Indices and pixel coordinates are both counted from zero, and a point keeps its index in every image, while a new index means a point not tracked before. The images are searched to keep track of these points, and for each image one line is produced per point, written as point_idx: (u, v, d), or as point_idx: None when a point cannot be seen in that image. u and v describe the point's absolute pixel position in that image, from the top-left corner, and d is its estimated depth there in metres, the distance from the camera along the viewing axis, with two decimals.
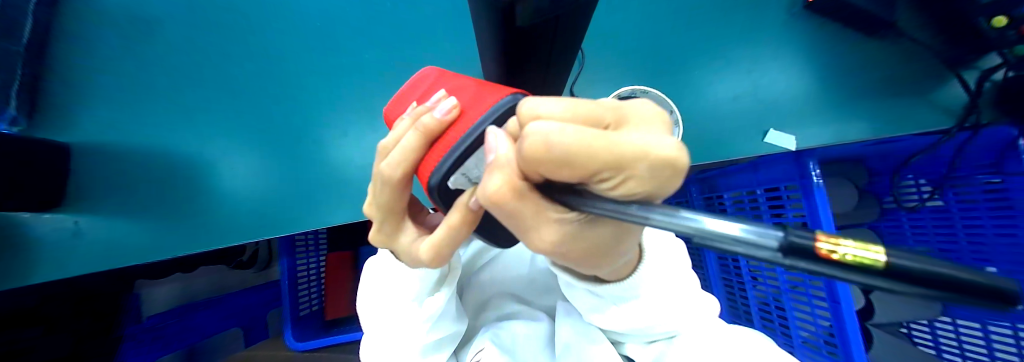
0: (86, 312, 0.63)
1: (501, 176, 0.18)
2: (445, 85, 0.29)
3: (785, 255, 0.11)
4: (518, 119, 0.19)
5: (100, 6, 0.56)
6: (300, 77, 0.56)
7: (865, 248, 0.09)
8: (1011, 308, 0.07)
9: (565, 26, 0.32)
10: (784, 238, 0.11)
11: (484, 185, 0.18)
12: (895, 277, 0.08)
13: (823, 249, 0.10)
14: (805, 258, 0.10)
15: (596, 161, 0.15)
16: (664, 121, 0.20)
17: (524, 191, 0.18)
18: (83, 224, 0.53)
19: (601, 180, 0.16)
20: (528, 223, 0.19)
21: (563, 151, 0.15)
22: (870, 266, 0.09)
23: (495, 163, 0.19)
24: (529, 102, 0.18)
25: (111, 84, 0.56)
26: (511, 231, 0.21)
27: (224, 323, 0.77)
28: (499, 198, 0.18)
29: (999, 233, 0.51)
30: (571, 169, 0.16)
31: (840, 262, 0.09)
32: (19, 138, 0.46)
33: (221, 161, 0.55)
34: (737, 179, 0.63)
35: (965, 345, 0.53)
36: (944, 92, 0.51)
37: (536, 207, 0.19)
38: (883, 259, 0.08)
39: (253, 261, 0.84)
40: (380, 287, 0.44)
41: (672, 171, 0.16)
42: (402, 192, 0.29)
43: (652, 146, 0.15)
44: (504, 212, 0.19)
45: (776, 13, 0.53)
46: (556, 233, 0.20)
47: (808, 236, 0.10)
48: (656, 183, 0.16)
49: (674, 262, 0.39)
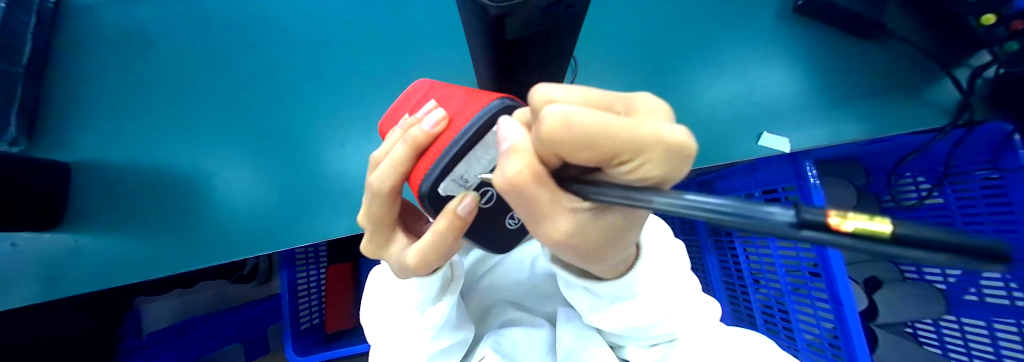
0: (84, 308, 0.64)
1: (520, 160, 0.19)
2: (434, 96, 0.29)
3: (798, 228, 0.10)
4: (531, 108, 0.19)
5: (96, 23, 0.57)
6: (296, 87, 0.56)
7: (872, 220, 0.09)
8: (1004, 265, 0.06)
9: (558, 36, 0.32)
10: (796, 214, 0.10)
11: (502, 169, 0.19)
12: (902, 248, 0.08)
13: (832, 221, 0.10)
14: (818, 234, 0.10)
15: (616, 143, 0.16)
16: (668, 112, 0.21)
17: (543, 176, 0.19)
18: (81, 241, 0.54)
19: (618, 164, 0.17)
20: (544, 211, 0.19)
21: (586, 131, 0.16)
22: (879, 236, 0.09)
23: (512, 149, 0.19)
24: (541, 88, 0.18)
25: (110, 103, 0.56)
26: (522, 220, 0.21)
27: (223, 339, 0.75)
28: (518, 182, 0.18)
29: (999, 228, 0.51)
30: (591, 150, 0.16)
31: (849, 234, 0.09)
32: (32, 160, 0.48)
33: (218, 176, 0.55)
34: (736, 182, 0.64)
35: (970, 344, 0.53)
36: (938, 92, 0.51)
37: (552, 193, 0.19)
38: (889, 230, 0.08)
39: (253, 274, 0.83)
40: (380, 299, 0.44)
41: (683, 156, 0.17)
42: (393, 203, 0.30)
43: (665, 132, 0.16)
44: (521, 197, 0.19)
45: (766, 16, 0.54)
46: (571, 222, 0.20)
47: (820, 211, 0.10)
48: (670, 167, 0.17)
49: (673, 264, 0.38)
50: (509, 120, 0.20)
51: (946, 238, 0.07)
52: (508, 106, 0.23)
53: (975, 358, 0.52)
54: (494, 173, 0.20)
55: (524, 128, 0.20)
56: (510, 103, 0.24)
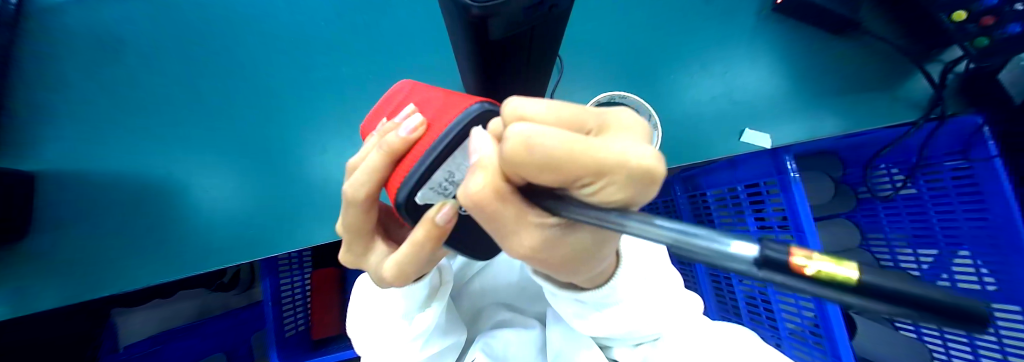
0: (78, 311, 0.66)
1: (483, 176, 0.18)
2: (414, 99, 0.28)
3: (761, 267, 0.11)
4: (502, 121, 0.19)
5: (59, 26, 0.54)
6: (274, 90, 0.54)
7: (840, 265, 0.09)
8: (982, 331, 0.07)
9: (540, 36, 0.31)
10: (761, 253, 0.11)
11: (465, 185, 0.18)
12: (865, 295, 0.09)
13: (798, 263, 0.10)
14: (780, 274, 0.11)
15: (577, 167, 0.16)
16: (645, 131, 0.20)
17: (506, 193, 0.18)
18: (50, 255, 0.52)
19: (582, 185, 0.17)
20: (508, 228, 0.19)
21: (546, 155, 0.16)
22: (845, 282, 0.09)
23: (479, 164, 0.19)
24: (512, 102, 0.19)
25: (76, 110, 0.54)
26: (491, 236, 0.21)
27: (206, 348, 0.74)
28: (480, 200, 0.18)
29: (969, 217, 0.54)
30: (554, 173, 0.16)
31: (816, 278, 0.10)
32: None
33: (194, 183, 0.53)
34: (718, 177, 0.65)
35: (943, 328, 0.56)
36: (910, 87, 0.52)
37: (517, 211, 0.19)
38: (855, 276, 0.09)
39: (234, 282, 0.81)
40: (364, 308, 0.42)
41: (649, 180, 0.16)
42: (370, 211, 0.29)
43: (630, 155, 0.16)
44: (484, 214, 0.19)
45: (748, 12, 0.54)
46: (536, 237, 0.20)
47: (784, 251, 0.10)
48: (634, 190, 0.16)
49: (654, 263, 0.39)
50: (480, 132, 0.20)
51: (916, 299, 0.08)
52: (488, 110, 0.23)
53: (954, 357, 0.55)
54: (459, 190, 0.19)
55: (495, 141, 0.20)
56: (490, 108, 0.23)
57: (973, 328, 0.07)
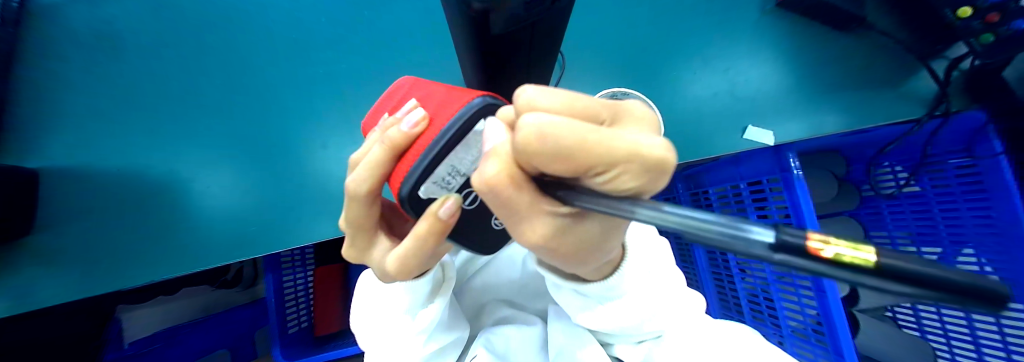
0: (81, 310, 0.67)
1: (498, 163, 0.18)
2: (416, 94, 0.28)
3: (774, 251, 0.11)
4: (514, 109, 0.19)
5: (62, 22, 0.55)
6: (275, 85, 0.55)
7: (858, 249, 0.09)
8: (1007, 315, 0.07)
9: (543, 30, 0.31)
10: (775, 237, 0.11)
11: (480, 170, 0.19)
12: (885, 277, 0.08)
13: (811, 244, 0.10)
14: (794, 257, 0.11)
15: (592, 156, 0.16)
16: (653, 123, 0.21)
17: (520, 180, 0.19)
18: (56, 252, 0.52)
19: (595, 174, 0.17)
20: (521, 214, 0.19)
21: (560, 144, 0.16)
22: (863, 266, 0.09)
23: (493, 152, 0.19)
24: (526, 92, 0.18)
25: (79, 106, 0.54)
26: (501, 222, 0.21)
27: (212, 343, 0.76)
28: (495, 185, 0.18)
29: (975, 215, 0.54)
30: (568, 162, 0.16)
31: (829, 260, 0.10)
32: None
33: (197, 179, 0.53)
34: (722, 174, 0.65)
35: (947, 326, 0.56)
36: (915, 83, 0.52)
37: (530, 198, 0.19)
38: (873, 259, 0.09)
39: (238, 279, 0.80)
40: (367, 304, 0.43)
41: (661, 169, 0.17)
42: (372, 206, 0.29)
43: (643, 145, 0.16)
44: (497, 200, 0.19)
45: (749, 8, 0.54)
46: (548, 226, 0.20)
47: (800, 234, 0.11)
48: (646, 179, 0.17)
49: (657, 259, 0.38)
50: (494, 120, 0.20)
51: (944, 278, 0.07)
52: (490, 105, 0.23)
53: (957, 355, 0.55)
54: (473, 175, 0.19)
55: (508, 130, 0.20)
56: (492, 102, 0.23)
57: (996, 307, 0.07)
